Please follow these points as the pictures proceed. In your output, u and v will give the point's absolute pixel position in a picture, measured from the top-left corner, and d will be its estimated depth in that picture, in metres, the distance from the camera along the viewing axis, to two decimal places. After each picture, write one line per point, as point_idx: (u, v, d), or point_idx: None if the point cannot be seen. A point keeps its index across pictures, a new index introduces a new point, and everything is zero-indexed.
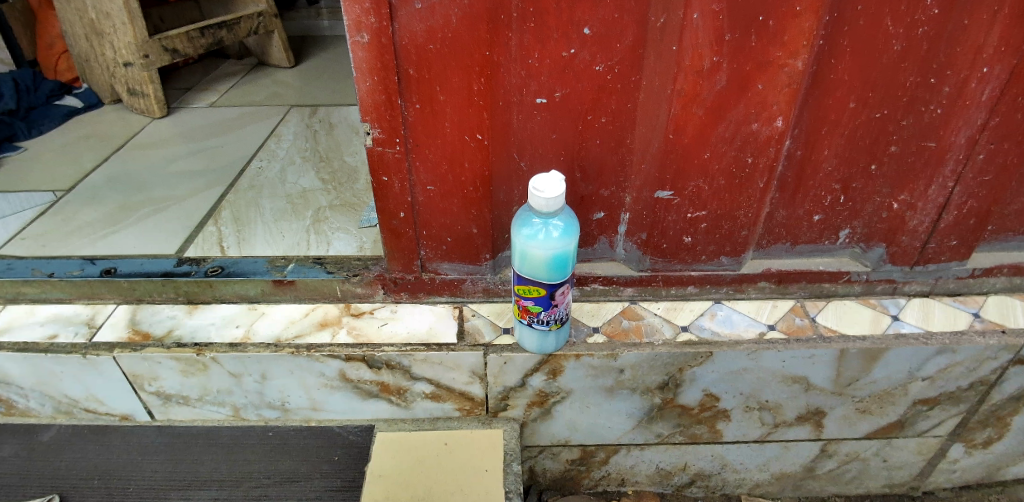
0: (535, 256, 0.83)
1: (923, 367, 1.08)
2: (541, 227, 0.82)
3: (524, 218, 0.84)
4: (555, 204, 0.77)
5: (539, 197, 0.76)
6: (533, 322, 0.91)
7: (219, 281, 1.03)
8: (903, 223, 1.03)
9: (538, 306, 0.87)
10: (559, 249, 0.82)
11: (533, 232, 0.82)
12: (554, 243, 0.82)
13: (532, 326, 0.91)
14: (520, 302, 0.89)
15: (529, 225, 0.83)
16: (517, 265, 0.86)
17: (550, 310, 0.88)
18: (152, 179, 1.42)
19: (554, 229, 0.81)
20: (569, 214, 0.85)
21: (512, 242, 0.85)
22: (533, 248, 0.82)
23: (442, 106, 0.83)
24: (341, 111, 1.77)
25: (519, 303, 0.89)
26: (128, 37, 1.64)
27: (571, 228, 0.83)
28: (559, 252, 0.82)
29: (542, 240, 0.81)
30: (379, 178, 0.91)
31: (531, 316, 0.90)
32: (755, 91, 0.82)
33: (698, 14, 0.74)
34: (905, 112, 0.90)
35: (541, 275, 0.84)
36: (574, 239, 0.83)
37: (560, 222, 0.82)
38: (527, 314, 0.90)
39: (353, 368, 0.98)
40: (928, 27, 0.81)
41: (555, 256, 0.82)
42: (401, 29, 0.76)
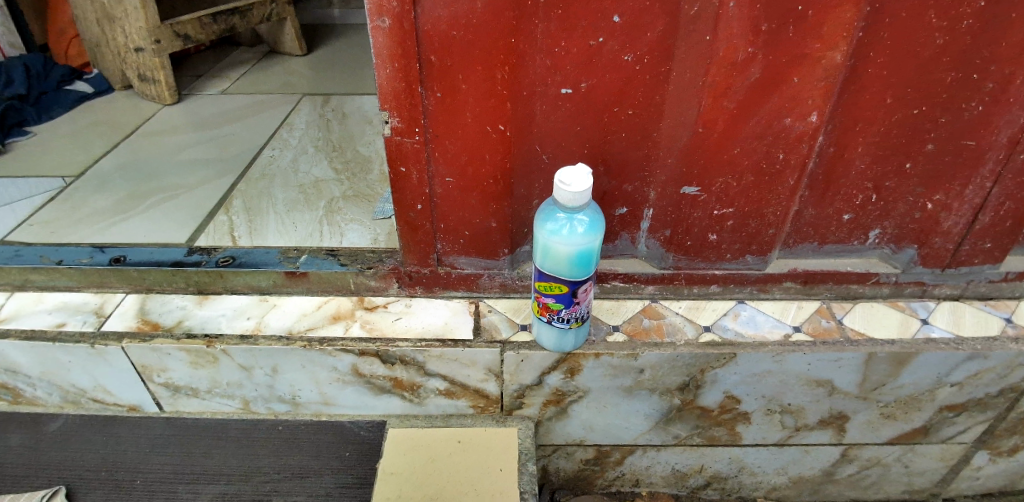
0: (559, 252, 0.80)
1: (952, 373, 1.04)
2: (566, 222, 0.79)
3: (547, 212, 0.81)
4: (581, 199, 0.74)
5: (564, 191, 0.73)
6: (553, 320, 0.88)
7: (230, 272, 1.00)
8: (937, 224, 1.00)
9: (559, 303, 0.84)
10: (584, 245, 0.79)
11: (557, 227, 0.79)
12: (579, 239, 0.79)
13: (551, 323, 0.89)
14: (540, 299, 0.86)
15: (553, 220, 0.80)
16: (539, 262, 0.83)
17: (571, 308, 0.85)
18: (162, 167, 1.40)
19: (579, 225, 0.79)
20: (595, 209, 0.82)
21: (535, 238, 0.83)
22: (557, 243, 0.79)
23: (464, 96, 0.80)
24: (353, 100, 1.74)
25: (540, 300, 0.86)
26: (139, 22, 1.60)
27: (596, 223, 0.81)
28: (583, 248, 0.79)
29: (567, 235, 0.79)
30: (397, 169, 0.89)
31: (551, 314, 0.87)
32: (790, 85, 0.78)
33: (734, 2, 0.70)
34: (944, 110, 0.86)
35: (564, 272, 0.81)
36: (599, 235, 0.80)
37: (585, 217, 0.80)
38: (547, 311, 0.87)
39: (366, 363, 0.95)
40: (974, 19, 0.77)
41: (579, 253, 0.80)
42: (423, 15, 0.73)
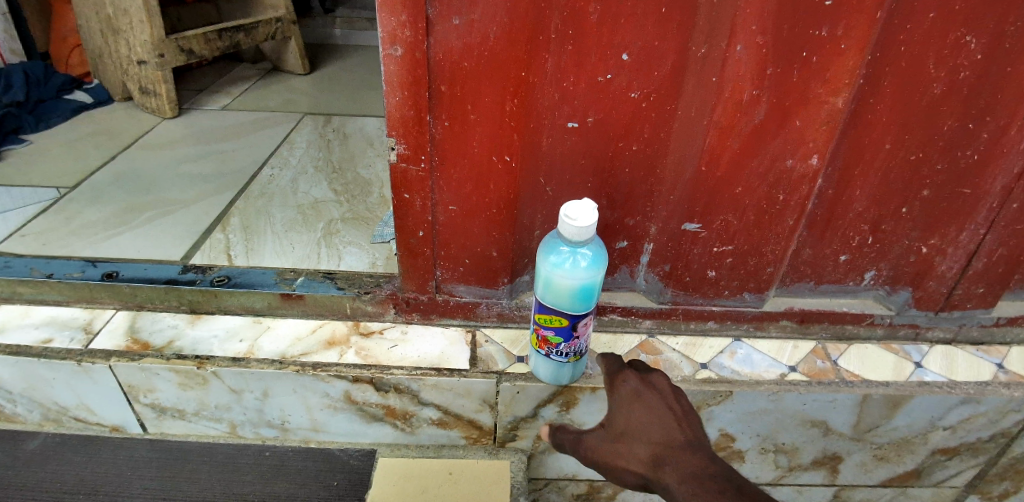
0: (560, 285, 0.80)
1: (945, 416, 1.04)
2: (569, 256, 0.79)
3: (550, 245, 0.82)
4: (586, 234, 0.74)
5: (570, 224, 0.73)
6: (551, 354, 0.87)
7: (225, 291, 0.99)
8: (931, 268, 1.01)
9: (558, 336, 0.84)
10: (586, 279, 0.79)
11: (560, 260, 0.79)
12: (581, 273, 0.79)
13: (550, 356, 0.88)
14: (539, 331, 0.86)
15: (555, 253, 0.80)
16: (539, 295, 0.83)
17: (570, 342, 0.84)
18: (159, 181, 1.39)
19: (582, 259, 0.79)
20: (598, 244, 0.82)
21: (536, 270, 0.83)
22: (559, 276, 0.79)
23: (472, 125, 0.81)
24: (355, 121, 1.75)
25: (538, 333, 0.86)
26: (144, 35, 1.61)
27: (599, 258, 0.81)
28: (585, 283, 0.79)
29: (569, 269, 0.79)
30: (401, 194, 0.88)
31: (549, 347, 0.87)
32: (793, 127, 0.80)
33: (742, 46, 0.72)
34: (940, 156, 0.88)
35: (564, 305, 0.81)
36: (601, 270, 0.80)
37: (588, 251, 0.80)
38: (545, 344, 0.86)
39: (359, 390, 0.94)
40: (970, 71, 0.79)
41: (581, 287, 0.80)
42: (437, 45, 0.74)
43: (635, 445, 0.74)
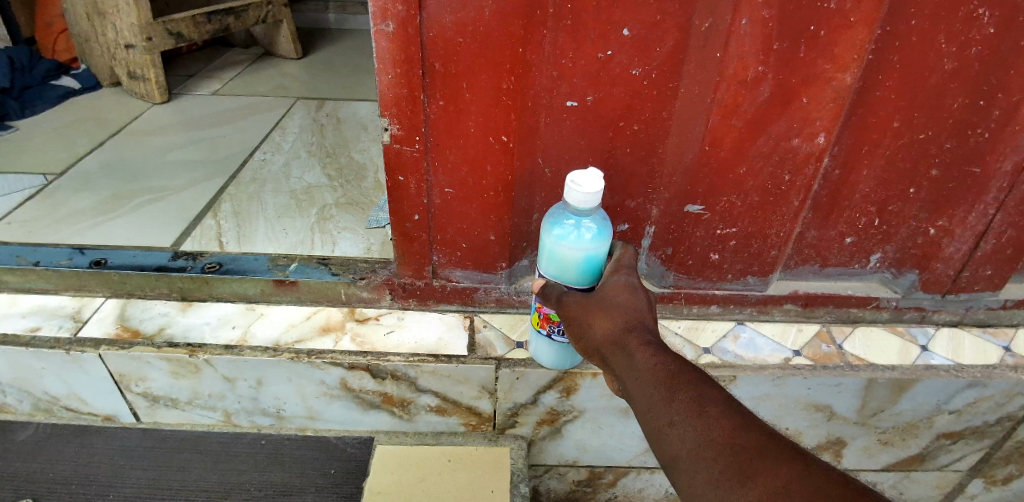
0: (566, 257, 0.77)
1: (951, 400, 1.03)
2: (574, 227, 0.77)
3: (555, 218, 0.79)
4: (591, 203, 0.71)
5: (575, 191, 0.70)
6: (553, 333, 0.84)
7: (216, 278, 0.96)
8: (939, 250, 1.00)
9: None
10: (591, 251, 0.76)
11: (565, 232, 0.77)
12: (586, 245, 0.76)
13: (550, 337, 0.85)
14: (540, 310, 0.82)
15: (560, 226, 0.78)
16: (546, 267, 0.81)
17: None
18: (149, 167, 1.36)
19: (587, 231, 0.76)
20: (603, 217, 0.79)
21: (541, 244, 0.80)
22: (564, 248, 0.76)
23: (467, 104, 0.78)
24: (349, 106, 1.71)
25: (539, 310, 0.82)
26: (131, 18, 1.56)
27: (605, 230, 0.78)
28: (591, 254, 0.77)
29: (574, 241, 0.76)
30: (395, 178, 0.86)
31: (552, 325, 0.84)
32: (799, 105, 0.78)
33: (746, 20, 0.70)
34: (949, 135, 0.87)
35: (571, 277, 0.79)
36: (608, 241, 0.78)
37: (594, 223, 0.77)
38: (546, 324, 0.84)
39: (355, 378, 0.92)
40: (982, 46, 0.78)
41: (587, 259, 0.77)
42: (429, 20, 0.71)
43: (610, 313, 0.69)
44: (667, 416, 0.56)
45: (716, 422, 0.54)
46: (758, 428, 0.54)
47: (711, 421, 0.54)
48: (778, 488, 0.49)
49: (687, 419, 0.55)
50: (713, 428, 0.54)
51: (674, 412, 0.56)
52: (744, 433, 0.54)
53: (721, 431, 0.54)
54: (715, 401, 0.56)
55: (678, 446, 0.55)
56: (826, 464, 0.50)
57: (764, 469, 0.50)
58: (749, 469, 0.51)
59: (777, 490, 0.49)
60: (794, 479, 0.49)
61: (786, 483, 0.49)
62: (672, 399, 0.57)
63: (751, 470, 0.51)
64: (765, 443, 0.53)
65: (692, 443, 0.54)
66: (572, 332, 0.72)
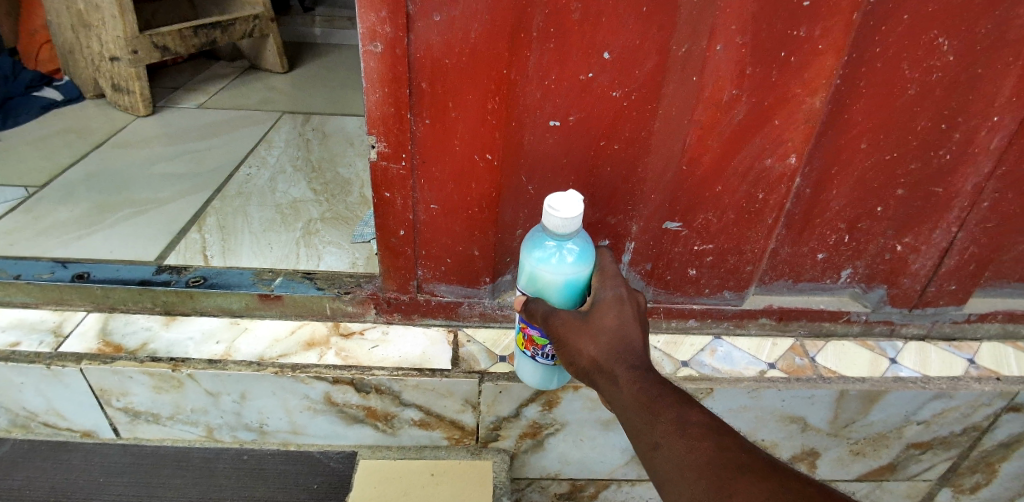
0: (546, 280, 0.77)
1: (919, 411, 1.06)
2: (555, 251, 0.77)
3: (535, 241, 0.79)
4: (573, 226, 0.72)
5: (547, 219, 0.72)
6: (537, 355, 0.83)
7: (200, 293, 0.96)
8: (906, 266, 1.04)
9: (544, 339, 0.79)
10: (572, 275, 0.77)
11: (545, 255, 0.77)
12: (567, 269, 0.77)
13: (535, 358, 0.84)
14: (525, 332, 0.81)
15: (540, 249, 0.78)
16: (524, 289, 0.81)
17: None
18: (133, 180, 1.35)
19: (569, 254, 0.77)
20: (583, 239, 0.81)
21: (521, 265, 0.81)
22: (545, 271, 0.77)
23: (453, 123, 0.81)
24: (335, 121, 1.73)
25: (525, 332, 0.81)
26: (117, 31, 1.56)
27: (586, 254, 0.79)
28: (571, 278, 0.77)
29: (555, 264, 0.77)
30: (382, 194, 0.88)
31: (536, 348, 0.82)
32: (773, 126, 0.83)
33: (722, 46, 0.75)
34: (915, 156, 0.92)
35: (551, 299, 0.79)
36: (589, 264, 0.79)
37: (574, 247, 0.78)
38: (531, 345, 0.82)
39: (340, 392, 0.93)
40: (943, 73, 0.83)
41: (567, 282, 0.78)
42: (417, 41, 0.73)
43: (600, 336, 0.70)
44: (653, 439, 0.60)
45: (697, 442, 0.58)
46: (740, 448, 0.57)
47: (693, 443, 0.58)
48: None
49: (669, 442, 0.59)
50: (694, 449, 0.57)
51: (658, 435, 0.60)
52: (726, 452, 0.56)
53: (703, 452, 0.57)
54: (697, 423, 0.60)
55: (663, 467, 0.58)
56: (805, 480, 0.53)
57: (743, 486, 0.53)
58: (730, 488, 0.53)
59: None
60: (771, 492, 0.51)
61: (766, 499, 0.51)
62: (656, 422, 0.61)
63: (732, 488, 0.53)
64: (748, 461, 0.55)
65: (675, 465, 0.57)
66: (559, 352, 0.72)
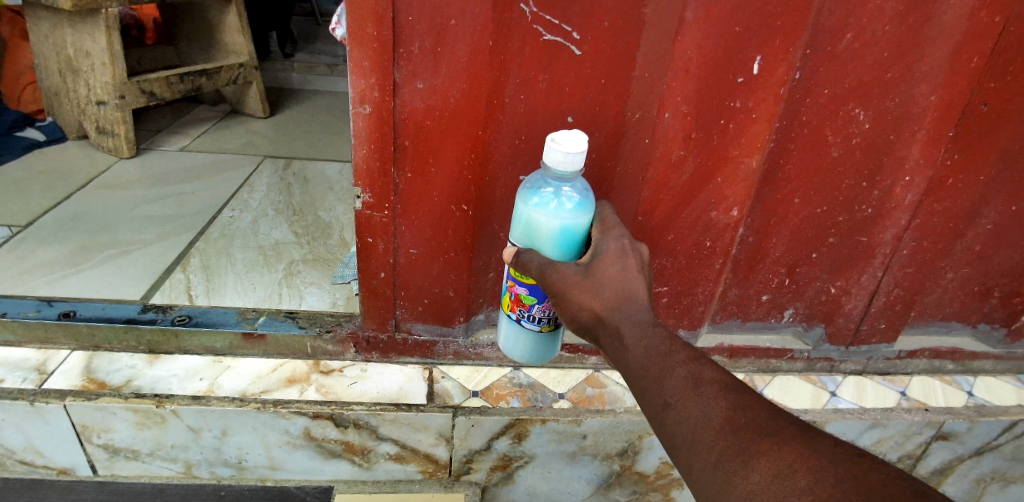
0: (543, 226, 0.79)
1: (858, 441, 1.16)
2: (554, 197, 0.80)
3: (535, 190, 0.82)
4: (573, 166, 0.74)
5: (547, 156, 0.74)
6: (522, 318, 0.85)
7: (186, 332, 1.01)
8: (840, 306, 1.16)
9: (531, 297, 0.81)
10: (569, 221, 0.79)
11: (544, 202, 0.80)
12: (564, 215, 0.79)
13: (520, 322, 0.86)
14: (512, 291, 0.83)
15: (538, 195, 0.81)
16: (519, 239, 0.83)
17: (543, 305, 0.82)
18: (116, 221, 1.39)
19: (567, 202, 0.80)
20: (582, 192, 0.83)
21: (517, 213, 0.83)
22: (542, 216, 0.79)
23: (433, 176, 0.89)
24: (315, 166, 1.80)
25: (512, 292, 0.83)
26: (106, 77, 1.63)
27: (584, 205, 0.82)
28: (568, 224, 0.79)
29: (553, 209, 0.79)
30: (365, 239, 0.95)
31: (521, 310, 0.85)
32: (717, 183, 0.94)
33: (670, 114, 0.86)
34: (843, 209, 1.04)
35: (545, 249, 0.80)
36: (586, 217, 0.81)
37: (572, 196, 0.81)
38: (517, 307, 0.84)
39: (319, 427, 0.97)
40: (861, 138, 0.96)
41: (564, 229, 0.79)
42: (402, 105, 0.83)
43: (601, 291, 0.71)
44: (663, 397, 0.59)
45: (713, 403, 0.55)
46: (760, 407, 0.54)
47: (708, 400, 0.56)
48: (783, 467, 0.48)
49: (681, 400, 0.57)
50: (711, 408, 0.55)
51: (669, 393, 0.58)
52: (744, 413, 0.54)
53: (718, 411, 0.54)
54: (710, 380, 0.58)
55: (674, 426, 0.56)
56: (832, 440, 0.50)
57: (766, 449, 0.50)
58: (750, 450, 0.50)
59: (779, 469, 0.48)
60: (797, 457, 0.48)
61: (791, 463, 0.48)
62: (665, 380, 0.59)
63: (753, 449, 0.50)
64: (772, 422, 0.52)
65: (687, 424, 0.55)
66: (560, 308, 0.73)
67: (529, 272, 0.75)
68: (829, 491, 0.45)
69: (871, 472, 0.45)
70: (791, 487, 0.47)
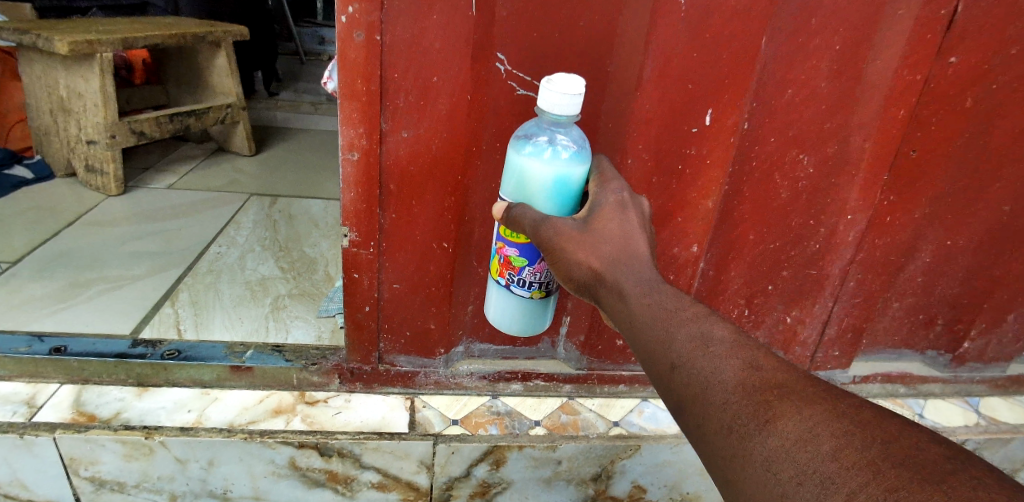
0: (536, 174, 0.77)
1: None
2: (549, 146, 0.79)
3: (530, 141, 0.80)
4: (571, 109, 0.72)
5: (543, 97, 0.72)
6: (512, 283, 0.84)
7: (175, 365, 1.04)
8: (796, 335, 1.25)
9: (521, 258, 0.80)
10: (563, 170, 0.77)
11: (538, 151, 0.78)
12: (558, 164, 0.77)
13: (510, 288, 0.85)
14: (502, 254, 0.82)
15: (533, 146, 0.79)
16: (513, 191, 0.80)
17: (533, 267, 0.81)
18: (105, 257, 1.42)
19: (562, 151, 0.78)
20: (580, 145, 0.81)
21: (510, 165, 0.80)
22: (535, 164, 0.76)
23: (416, 216, 0.96)
24: (300, 203, 1.86)
25: (501, 254, 0.83)
26: (98, 117, 1.68)
27: (579, 157, 0.79)
28: (562, 174, 0.77)
29: (549, 156, 0.77)
30: (351, 275, 1.01)
31: (511, 274, 0.84)
32: (677, 222, 1.03)
33: (632, 160, 0.96)
34: (794, 245, 1.13)
35: (540, 201, 0.78)
36: (583, 168, 0.80)
37: (568, 148, 0.79)
38: (507, 270, 0.83)
39: (304, 456, 1.00)
40: (807, 181, 1.06)
41: (557, 179, 0.77)
42: (388, 152, 0.90)
43: (599, 246, 0.69)
44: (669, 359, 0.57)
45: (725, 363, 0.54)
46: (777, 368, 0.53)
47: (718, 361, 0.54)
48: (803, 433, 0.45)
49: (688, 361, 0.56)
50: (722, 370, 0.53)
51: (675, 355, 0.57)
52: (757, 373, 0.52)
53: (730, 373, 0.53)
54: (720, 341, 0.57)
55: (684, 384, 0.55)
56: (859, 401, 0.46)
57: (786, 411, 0.47)
58: (767, 412, 0.48)
59: (799, 432, 0.45)
60: (819, 421, 0.45)
61: (812, 426, 0.45)
62: (672, 343, 0.58)
63: (771, 412, 0.48)
64: (793, 384, 0.50)
65: (697, 384, 0.54)
66: (556, 267, 0.71)
67: (523, 228, 0.73)
68: (856, 455, 0.41)
69: (905, 434, 0.42)
70: (812, 451, 0.44)
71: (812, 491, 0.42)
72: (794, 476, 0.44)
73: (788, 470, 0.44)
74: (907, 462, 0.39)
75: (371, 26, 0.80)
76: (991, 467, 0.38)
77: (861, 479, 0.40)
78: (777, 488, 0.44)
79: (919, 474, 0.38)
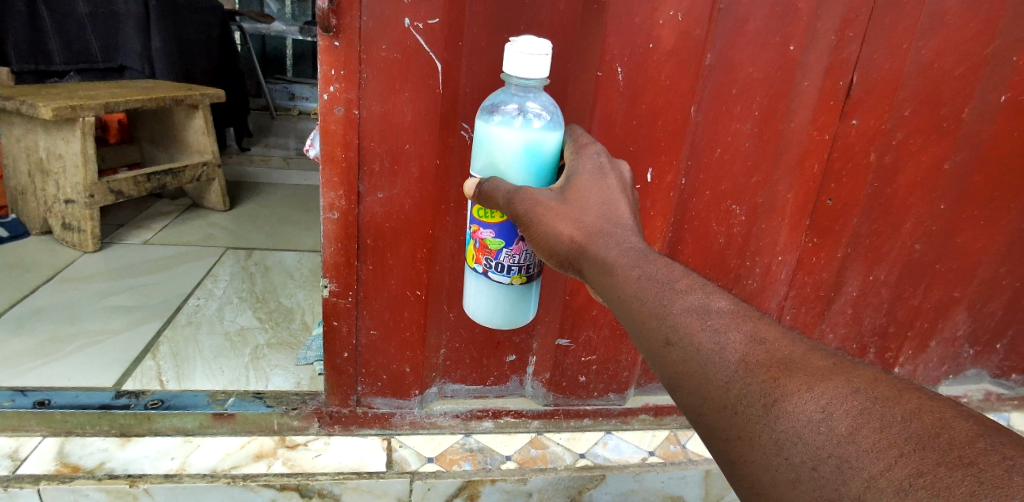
0: (507, 143, 0.79)
1: None
2: (519, 116, 0.81)
3: (501, 114, 0.82)
4: (539, 72, 0.75)
5: (512, 59, 0.74)
6: (489, 269, 0.86)
7: (158, 414, 1.08)
8: None
9: (498, 240, 0.83)
10: (533, 137, 0.79)
11: (509, 122, 0.80)
12: (528, 132, 0.79)
13: (488, 274, 0.87)
14: (477, 239, 0.85)
15: (505, 118, 0.81)
16: (487, 165, 0.82)
17: (509, 249, 0.84)
18: (83, 312, 1.46)
19: (532, 121, 0.80)
20: (551, 116, 0.84)
21: (482, 139, 0.83)
22: (506, 133, 0.79)
23: (390, 266, 1.05)
24: (275, 255, 1.92)
25: (477, 239, 0.85)
26: (77, 178, 1.74)
27: (550, 127, 0.81)
28: (532, 141, 0.79)
29: (519, 125, 0.79)
30: (330, 322, 1.08)
31: (487, 259, 0.86)
32: None
33: None
34: (734, 283, 1.28)
35: (510, 171, 0.80)
36: (554, 136, 0.82)
37: (538, 117, 0.81)
38: (483, 256, 0.86)
39: (285, 498, 1.04)
40: (741, 227, 1.21)
41: (528, 147, 0.79)
42: (365, 210, 1.00)
43: (581, 218, 0.73)
44: (665, 335, 0.58)
45: (726, 339, 0.55)
46: (780, 340, 0.53)
47: (717, 331, 0.56)
48: (816, 414, 0.46)
49: (688, 337, 0.57)
50: (723, 346, 0.54)
51: (670, 330, 0.58)
52: (761, 346, 0.53)
53: (731, 347, 0.54)
54: (721, 310, 0.58)
55: (681, 362, 0.56)
56: (871, 377, 0.47)
57: (795, 388, 0.48)
58: (776, 391, 0.49)
59: (812, 412, 0.46)
60: (832, 399, 0.46)
61: (825, 405, 0.46)
62: (665, 317, 0.59)
63: (780, 390, 0.49)
64: (800, 358, 0.51)
65: (696, 361, 0.55)
66: (536, 242, 0.74)
67: (497, 202, 0.76)
68: (876, 437, 0.42)
69: (921, 406, 0.42)
70: (826, 433, 0.44)
71: (829, 474, 0.43)
72: (807, 460, 0.45)
73: (800, 454, 0.45)
74: (930, 444, 0.39)
75: (350, 102, 0.92)
76: (1012, 440, 0.38)
77: (883, 464, 0.40)
78: (790, 472, 0.45)
79: (938, 455, 0.38)
